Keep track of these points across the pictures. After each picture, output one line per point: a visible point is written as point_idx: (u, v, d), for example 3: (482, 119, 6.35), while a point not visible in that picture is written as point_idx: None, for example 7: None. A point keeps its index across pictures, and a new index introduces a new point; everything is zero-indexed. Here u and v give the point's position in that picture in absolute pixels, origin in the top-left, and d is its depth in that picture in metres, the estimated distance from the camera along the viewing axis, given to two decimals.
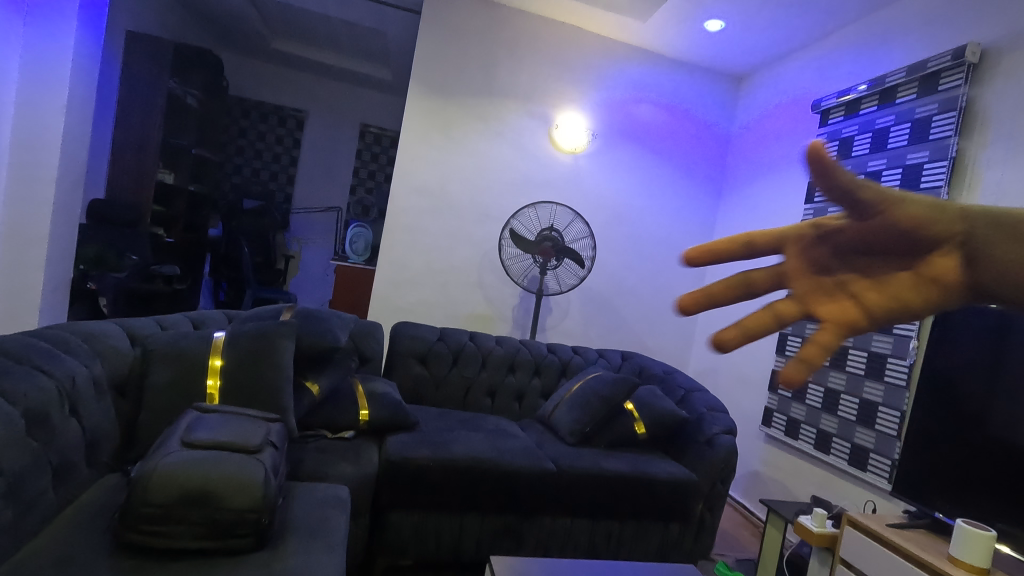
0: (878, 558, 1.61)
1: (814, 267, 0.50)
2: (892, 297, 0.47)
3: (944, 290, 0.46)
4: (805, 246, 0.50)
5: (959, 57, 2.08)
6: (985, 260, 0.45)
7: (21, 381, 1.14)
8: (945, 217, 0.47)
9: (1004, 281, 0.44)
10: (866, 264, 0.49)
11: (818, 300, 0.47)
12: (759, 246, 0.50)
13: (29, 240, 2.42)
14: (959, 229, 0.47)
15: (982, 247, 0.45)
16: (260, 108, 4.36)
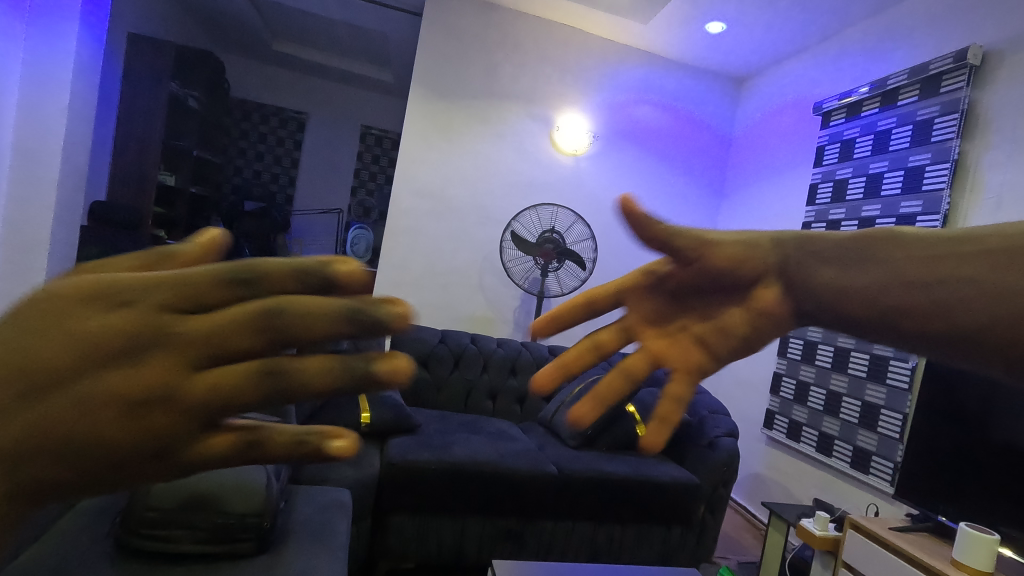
0: (880, 562, 1.61)
1: (652, 317, 0.43)
2: (728, 338, 0.41)
3: (772, 320, 0.41)
4: (640, 294, 0.44)
5: (960, 60, 2.08)
6: (811, 283, 0.40)
7: None
8: (755, 238, 0.42)
9: (830, 306, 0.39)
10: (698, 303, 0.43)
11: (661, 354, 0.41)
12: (599, 304, 0.43)
13: (31, 243, 2.42)
14: (766, 248, 0.42)
15: (799, 268, 0.41)
16: (261, 111, 4.31)
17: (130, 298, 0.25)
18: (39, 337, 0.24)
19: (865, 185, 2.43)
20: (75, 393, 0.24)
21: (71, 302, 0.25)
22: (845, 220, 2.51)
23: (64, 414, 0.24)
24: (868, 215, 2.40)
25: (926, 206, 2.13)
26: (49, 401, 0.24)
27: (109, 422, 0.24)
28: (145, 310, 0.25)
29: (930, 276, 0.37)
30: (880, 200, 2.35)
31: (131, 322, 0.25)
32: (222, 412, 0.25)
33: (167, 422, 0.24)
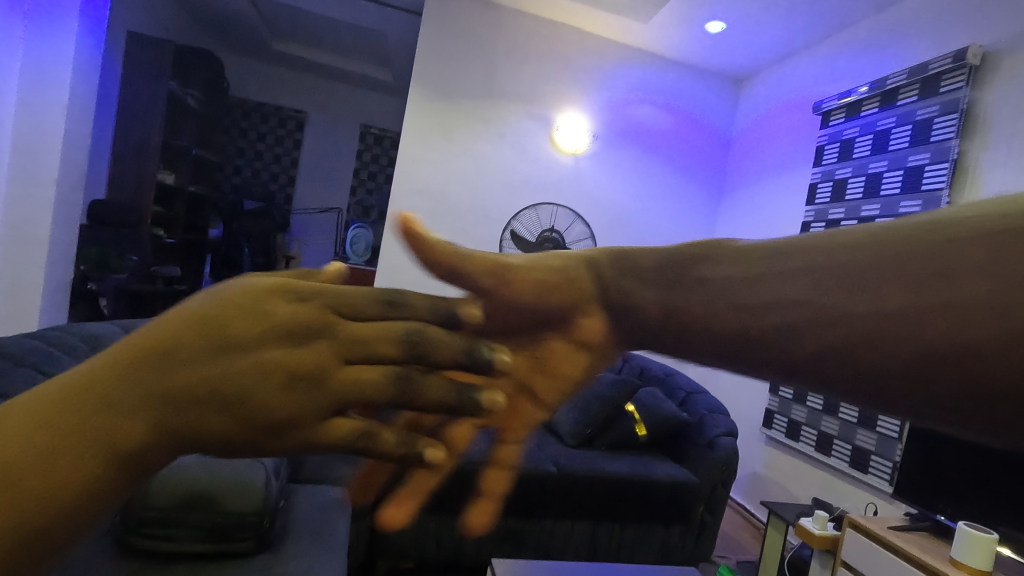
0: (880, 561, 1.61)
1: None
2: (555, 377, 0.42)
3: (597, 348, 0.42)
4: None
5: (960, 60, 2.08)
6: (626, 311, 0.38)
7: (21, 384, 1.15)
8: (565, 267, 0.41)
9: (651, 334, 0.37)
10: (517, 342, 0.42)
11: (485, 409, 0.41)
12: None
13: (30, 243, 2.42)
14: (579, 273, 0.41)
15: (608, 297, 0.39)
16: (260, 110, 4.18)
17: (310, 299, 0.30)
18: (230, 308, 0.28)
19: (865, 185, 2.43)
20: (259, 360, 0.27)
21: (255, 287, 0.29)
22: (844, 220, 2.51)
23: (249, 375, 0.26)
24: (867, 215, 2.40)
25: (926, 206, 2.13)
26: (235, 359, 0.26)
27: (284, 388, 0.27)
28: (323, 307, 0.30)
29: (726, 292, 0.34)
30: (880, 200, 2.35)
31: (311, 315, 0.29)
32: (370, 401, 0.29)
33: (328, 397, 0.28)
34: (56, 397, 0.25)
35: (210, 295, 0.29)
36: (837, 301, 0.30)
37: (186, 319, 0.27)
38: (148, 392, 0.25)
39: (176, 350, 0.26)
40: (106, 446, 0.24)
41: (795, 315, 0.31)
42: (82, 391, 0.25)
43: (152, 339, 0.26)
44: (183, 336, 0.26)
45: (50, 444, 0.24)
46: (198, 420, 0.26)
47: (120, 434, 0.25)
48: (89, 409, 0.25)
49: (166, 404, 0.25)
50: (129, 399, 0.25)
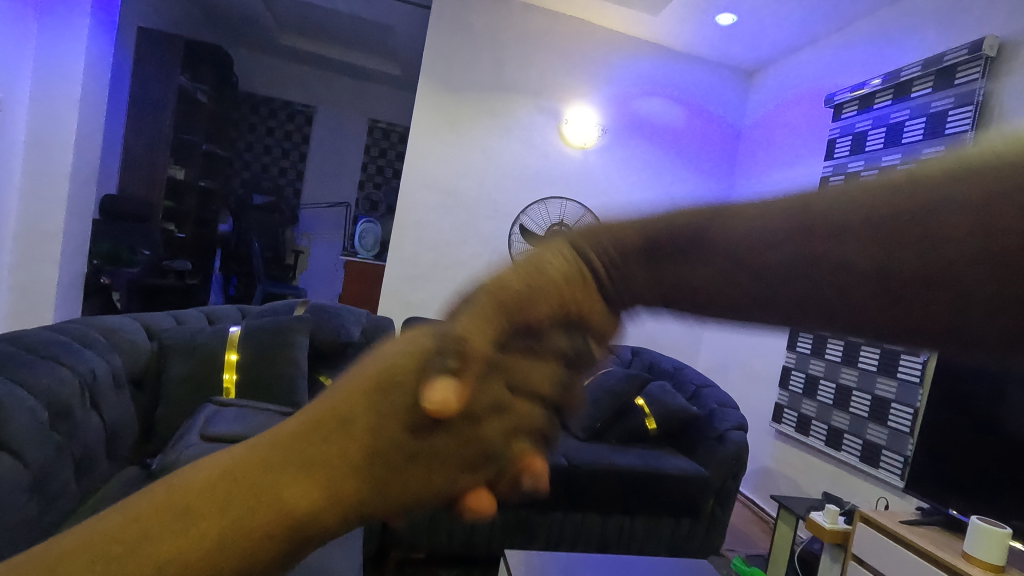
0: (892, 556, 1.61)
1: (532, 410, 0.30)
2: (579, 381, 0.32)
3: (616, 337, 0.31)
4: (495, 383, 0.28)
5: (976, 50, 2.06)
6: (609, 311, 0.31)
7: (44, 374, 1.18)
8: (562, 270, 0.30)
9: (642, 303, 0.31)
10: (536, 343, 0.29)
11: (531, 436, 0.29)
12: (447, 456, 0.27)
13: (44, 237, 2.44)
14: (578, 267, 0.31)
15: (616, 274, 0.30)
16: (269, 105, 4.58)
17: (461, 361, 0.27)
18: (407, 367, 0.27)
19: None
20: (442, 427, 0.26)
21: (415, 335, 0.29)
22: None
23: (437, 436, 0.27)
24: None
25: None
26: (425, 430, 0.27)
27: (463, 444, 0.27)
28: (475, 370, 0.27)
29: (679, 228, 0.29)
30: None
31: (478, 376, 0.27)
32: (519, 427, 0.28)
33: (496, 438, 0.28)
34: (264, 465, 0.27)
35: (379, 353, 0.29)
36: (724, 222, 0.28)
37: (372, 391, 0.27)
38: (344, 447, 0.27)
39: (361, 417, 0.27)
40: (297, 500, 0.26)
41: (686, 228, 0.29)
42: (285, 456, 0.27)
43: (344, 413, 0.27)
44: (374, 404, 0.27)
45: (261, 494, 0.26)
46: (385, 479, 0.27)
47: (314, 492, 0.26)
48: (296, 464, 0.27)
49: (363, 463, 0.27)
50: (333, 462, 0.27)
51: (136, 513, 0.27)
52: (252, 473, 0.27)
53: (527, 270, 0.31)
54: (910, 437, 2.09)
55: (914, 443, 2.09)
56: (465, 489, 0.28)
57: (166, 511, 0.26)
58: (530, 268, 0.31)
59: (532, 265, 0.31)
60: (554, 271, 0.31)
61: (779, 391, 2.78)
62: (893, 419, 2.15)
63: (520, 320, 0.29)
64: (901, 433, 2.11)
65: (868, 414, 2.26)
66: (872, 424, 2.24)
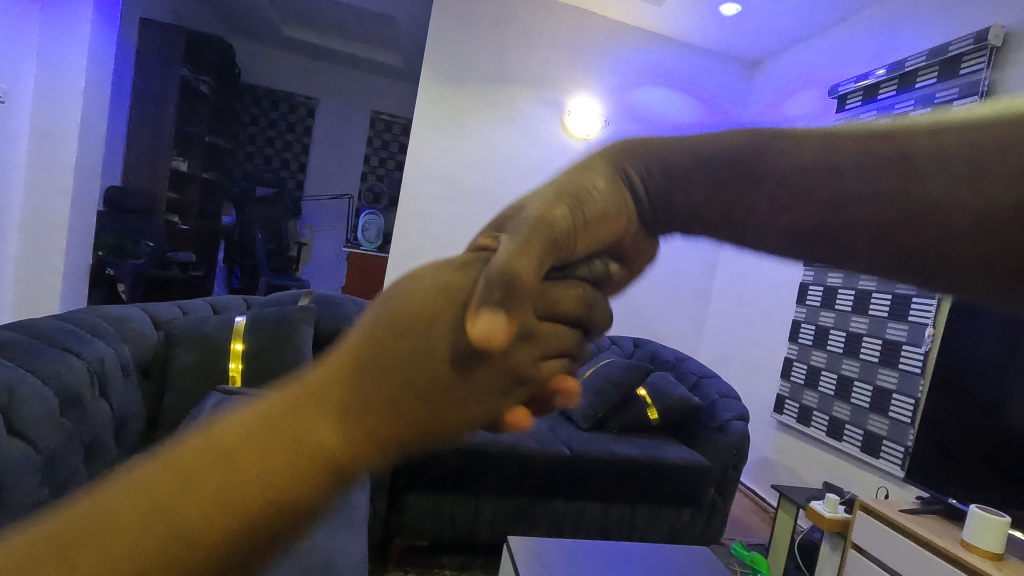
0: (891, 544, 1.62)
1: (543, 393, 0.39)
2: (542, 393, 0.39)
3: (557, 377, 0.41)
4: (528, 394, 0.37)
5: (981, 40, 2.04)
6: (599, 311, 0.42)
7: (52, 362, 1.19)
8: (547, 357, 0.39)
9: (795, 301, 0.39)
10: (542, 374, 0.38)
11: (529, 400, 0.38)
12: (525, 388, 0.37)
13: (48, 228, 2.45)
14: (624, 199, 0.40)
15: (654, 198, 0.40)
16: (271, 96, 4.59)
17: (502, 292, 0.30)
18: (432, 314, 0.30)
19: None
20: (480, 357, 0.30)
21: (456, 265, 0.32)
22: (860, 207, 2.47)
23: (477, 373, 0.30)
24: None
25: None
26: (464, 369, 0.30)
27: (500, 372, 0.31)
28: (523, 302, 0.32)
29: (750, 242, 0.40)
30: None
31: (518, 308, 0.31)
32: (543, 352, 0.34)
33: (528, 364, 0.33)
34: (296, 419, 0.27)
35: (392, 302, 0.31)
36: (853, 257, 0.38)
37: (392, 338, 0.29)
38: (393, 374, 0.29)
39: (393, 349, 0.29)
40: (328, 448, 0.27)
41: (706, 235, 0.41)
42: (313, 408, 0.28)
43: (361, 363, 0.29)
44: (414, 344, 0.29)
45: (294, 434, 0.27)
46: (429, 420, 0.30)
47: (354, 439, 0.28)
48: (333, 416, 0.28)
49: (410, 394, 0.29)
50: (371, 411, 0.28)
51: (111, 506, 0.25)
52: (290, 414, 0.27)
53: (557, 198, 0.38)
54: (911, 427, 2.09)
55: (915, 434, 2.10)
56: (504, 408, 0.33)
57: (173, 474, 0.26)
58: (574, 202, 0.38)
59: (563, 196, 0.38)
60: (600, 203, 0.39)
61: (780, 382, 2.78)
62: (894, 409, 2.16)
63: (556, 255, 0.36)
64: (902, 424, 2.12)
65: (869, 405, 2.27)
66: (872, 414, 2.25)
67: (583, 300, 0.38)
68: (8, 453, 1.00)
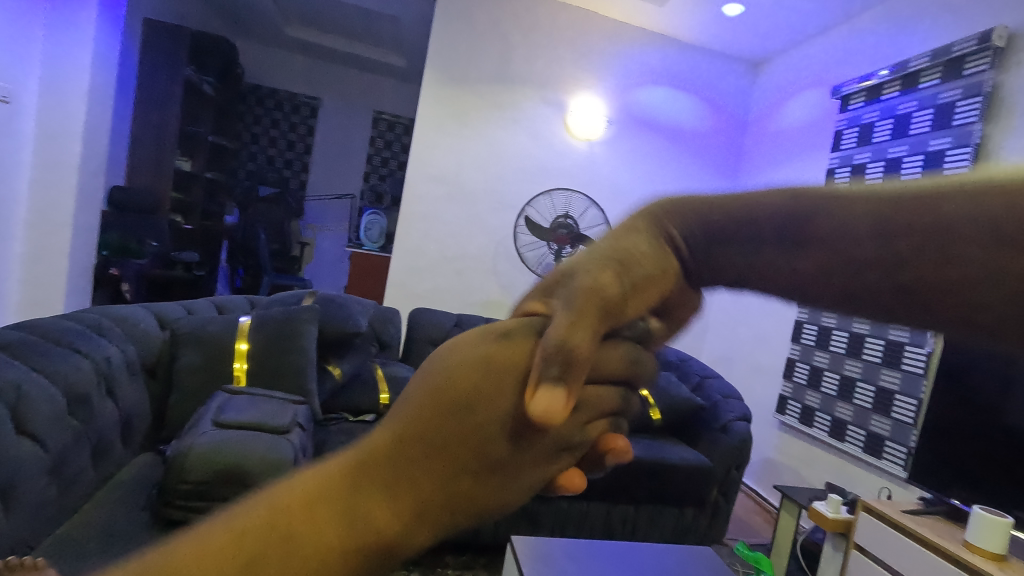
0: (894, 545, 1.62)
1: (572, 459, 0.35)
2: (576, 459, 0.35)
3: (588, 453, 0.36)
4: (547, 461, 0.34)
5: (985, 41, 2.04)
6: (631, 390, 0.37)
7: (61, 362, 1.20)
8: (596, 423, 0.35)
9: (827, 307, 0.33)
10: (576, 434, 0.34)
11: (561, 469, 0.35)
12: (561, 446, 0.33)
13: (53, 228, 2.46)
14: (668, 256, 0.37)
15: (698, 254, 0.37)
16: (274, 96, 4.60)
17: (561, 369, 0.31)
18: (477, 388, 0.31)
19: (885, 170, 2.39)
20: (531, 432, 0.31)
21: (516, 330, 0.34)
22: None
23: (529, 448, 0.31)
24: None
25: None
26: (518, 441, 0.31)
27: (549, 443, 0.32)
28: (576, 380, 0.32)
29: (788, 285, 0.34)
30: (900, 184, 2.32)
31: (574, 388, 0.32)
32: (590, 416, 0.34)
33: (568, 434, 0.33)
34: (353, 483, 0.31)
35: (448, 364, 0.32)
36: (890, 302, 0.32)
37: (443, 405, 0.31)
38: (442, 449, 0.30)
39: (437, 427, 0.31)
40: (383, 521, 0.30)
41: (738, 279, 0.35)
42: (370, 474, 0.31)
43: (421, 431, 0.31)
44: (460, 419, 0.31)
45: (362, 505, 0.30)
46: (473, 486, 0.31)
47: (407, 502, 0.30)
48: (387, 482, 0.30)
49: (462, 468, 0.31)
50: (419, 477, 0.30)
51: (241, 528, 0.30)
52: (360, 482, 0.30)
53: (608, 263, 0.36)
54: (914, 428, 2.09)
55: (918, 435, 2.10)
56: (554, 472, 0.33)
57: (278, 519, 0.30)
58: (621, 265, 0.36)
59: (621, 259, 0.37)
60: (645, 265, 0.37)
61: (782, 382, 2.78)
62: (897, 410, 2.16)
63: (611, 323, 0.35)
64: (905, 424, 2.12)
65: (872, 405, 2.27)
66: (875, 415, 2.25)
67: (630, 361, 0.36)
68: (17, 452, 1.01)
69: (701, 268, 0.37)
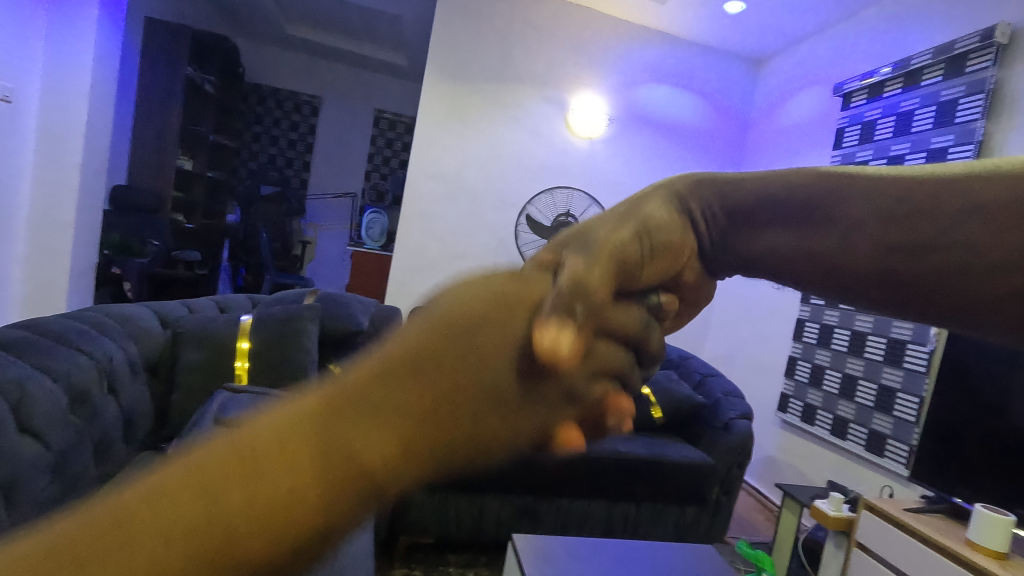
0: (896, 544, 1.61)
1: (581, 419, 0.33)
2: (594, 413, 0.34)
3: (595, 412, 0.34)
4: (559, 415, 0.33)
5: (987, 38, 2.04)
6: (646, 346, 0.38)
7: (63, 360, 1.20)
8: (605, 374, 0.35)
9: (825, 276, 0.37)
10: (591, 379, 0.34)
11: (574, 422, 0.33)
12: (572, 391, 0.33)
13: (55, 227, 2.46)
14: (687, 230, 0.41)
15: (719, 238, 0.40)
16: (275, 95, 4.60)
17: (563, 309, 0.32)
18: (482, 318, 0.30)
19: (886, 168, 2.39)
20: (543, 370, 0.30)
21: (529, 274, 0.35)
22: None
23: (541, 385, 0.31)
24: None
25: None
26: (532, 384, 0.30)
27: (559, 383, 0.31)
28: (585, 324, 0.34)
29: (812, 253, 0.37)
30: None
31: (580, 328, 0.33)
32: (599, 370, 0.34)
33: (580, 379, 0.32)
34: (329, 415, 0.26)
35: (439, 308, 0.31)
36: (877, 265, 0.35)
37: (442, 340, 0.29)
38: (438, 380, 0.28)
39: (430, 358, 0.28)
40: (370, 452, 0.25)
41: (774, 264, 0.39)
42: (351, 408, 0.26)
43: (412, 362, 0.28)
44: (459, 348, 0.29)
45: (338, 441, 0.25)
46: (467, 425, 0.28)
47: (399, 432, 0.26)
48: (372, 413, 0.26)
49: (458, 398, 0.28)
50: (409, 407, 0.27)
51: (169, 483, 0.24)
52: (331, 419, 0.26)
53: (628, 236, 0.39)
54: (916, 426, 2.09)
55: (921, 433, 2.10)
56: (551, 422, 0.31)
57: (222, 463, 0.24)
58: (645, 232, 0.40)
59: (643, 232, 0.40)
60: (662, 237, 0.40)
61: (784, 380, 2.78)
62: (900, 408, 2.16)
63: (627, 287, 0.38)
64: (907, 422, 2.12)
65: (874, 404, 2.27)
66: (877, 413, 2.25)
67: (641, 325, 0.38)
68: (19, 451, 1.01)
69: (719, 249, 0.40)
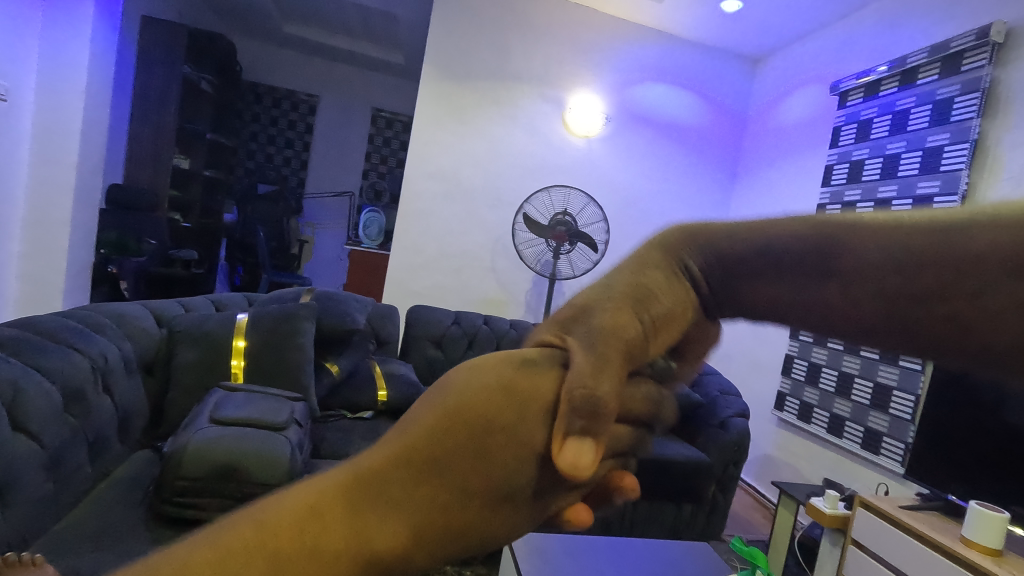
0: (891, 540, 1.62)
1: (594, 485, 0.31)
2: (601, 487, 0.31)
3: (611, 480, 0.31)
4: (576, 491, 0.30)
5: (983, 37, 2.04)
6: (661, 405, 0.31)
7: (57, 359, 1.20)
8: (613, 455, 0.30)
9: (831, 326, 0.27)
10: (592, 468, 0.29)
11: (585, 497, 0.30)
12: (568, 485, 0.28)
13: (51, 226, 2.46)
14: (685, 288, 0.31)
15: (718, 288, 0.30)
16: (273, 94, 4.59)
17: (586, 419, 0.27)
18: (502, 411, 0.27)
19: (882, 166, 2.40)
20: (559, 480, 0.28)
21: (545, 365, 0.28)
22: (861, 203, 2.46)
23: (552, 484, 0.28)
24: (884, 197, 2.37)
25: (944, 185, 2.11)
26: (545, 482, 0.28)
27: (574, 488, 0.29)
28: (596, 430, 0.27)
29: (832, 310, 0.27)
30: (898, 180, 2.32)
31: (604, 436, 0.28)
32: (608, 453, 0.29)
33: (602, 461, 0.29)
34: (359, 494, 0.26)
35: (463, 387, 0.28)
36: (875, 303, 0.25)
37: (467, 435, 0.27)
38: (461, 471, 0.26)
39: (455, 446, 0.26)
40: (395, 535, 0.26)
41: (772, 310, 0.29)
42: (385, 493, 0.26)
43: (439, 446, 0.27)
44: (484, 442, 0.27)
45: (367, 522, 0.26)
46: (483, 519, 0.27)
47: (420, 522, 0.26)
48: (402, 499, 0.26)
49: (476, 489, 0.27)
50: (431, 498, 0.26)
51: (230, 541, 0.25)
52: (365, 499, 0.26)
53: (626, 301, 0.31)
54: (911, 424, 2.10)
55: (917, 431, 2.10)
56: (558, 507, 0.29)
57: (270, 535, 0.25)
58: (639, 302, 0.31)
59: (634, 290, 0.31)
60: (665, 301, 0.31)
61: (781, 378, 2.78)
62: (895, 406, 2.16)
63: (633, 365, 0.30)
64: (903, 420, 2.12)
65: (870, 402, 2.28)
66: (873, 411, 2.25)
67: (650, 399, 0.31)
68: (14, 450, 1.01)
69: (713, 301, 0.31)
